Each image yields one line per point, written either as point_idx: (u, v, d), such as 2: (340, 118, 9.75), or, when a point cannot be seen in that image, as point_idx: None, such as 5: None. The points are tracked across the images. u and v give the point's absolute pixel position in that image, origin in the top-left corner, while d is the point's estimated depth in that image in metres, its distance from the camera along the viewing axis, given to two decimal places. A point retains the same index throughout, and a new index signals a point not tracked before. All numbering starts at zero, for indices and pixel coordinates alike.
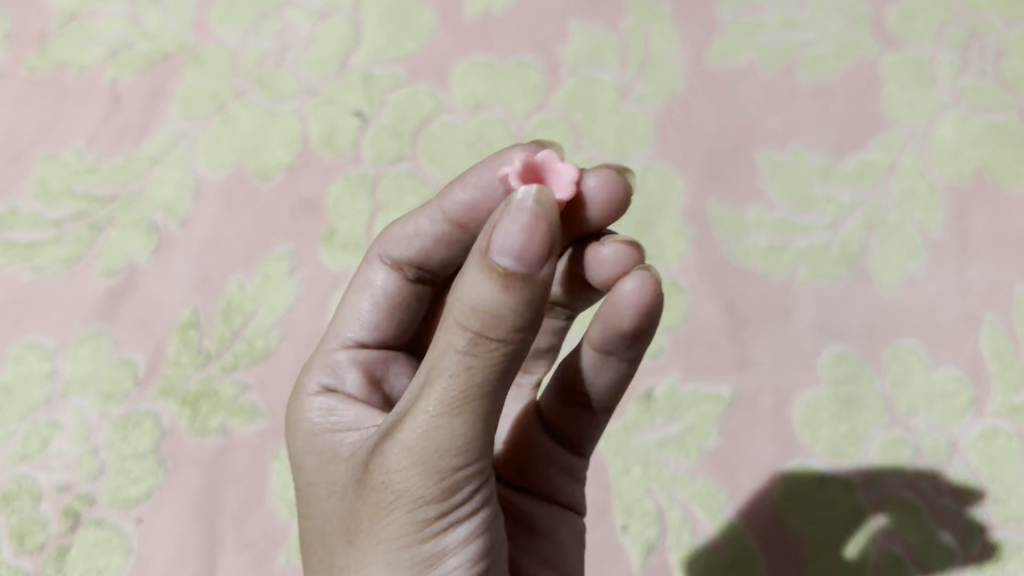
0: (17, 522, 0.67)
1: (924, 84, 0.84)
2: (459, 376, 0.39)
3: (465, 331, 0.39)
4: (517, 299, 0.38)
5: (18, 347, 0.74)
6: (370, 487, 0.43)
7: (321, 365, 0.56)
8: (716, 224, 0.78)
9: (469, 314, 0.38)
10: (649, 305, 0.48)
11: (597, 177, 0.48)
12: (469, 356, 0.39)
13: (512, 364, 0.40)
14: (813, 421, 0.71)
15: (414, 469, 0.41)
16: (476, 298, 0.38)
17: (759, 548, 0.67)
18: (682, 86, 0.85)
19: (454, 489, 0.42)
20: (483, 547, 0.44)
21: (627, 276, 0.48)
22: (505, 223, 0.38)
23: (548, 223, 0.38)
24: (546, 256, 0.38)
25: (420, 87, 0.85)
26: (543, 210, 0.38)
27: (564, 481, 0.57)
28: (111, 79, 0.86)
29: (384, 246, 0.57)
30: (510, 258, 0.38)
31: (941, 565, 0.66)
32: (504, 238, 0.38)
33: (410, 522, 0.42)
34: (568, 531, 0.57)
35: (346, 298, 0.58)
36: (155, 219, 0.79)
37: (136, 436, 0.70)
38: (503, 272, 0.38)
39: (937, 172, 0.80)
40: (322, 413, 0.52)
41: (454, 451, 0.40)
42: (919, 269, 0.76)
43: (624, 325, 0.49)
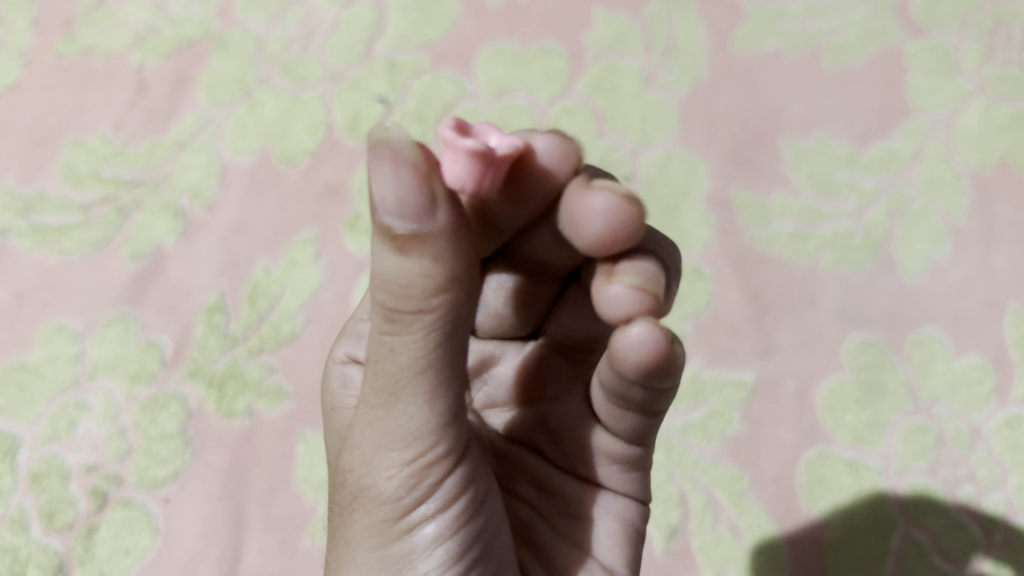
0: (46, 501, 0.68)
1: (949, 72, 0.83)
2: (387, 358, 0.39)
3: (380, 310, 0.38)
4: (416, 263, 0.36)
5: (46, 329, 0.75)
6: (338, 484, 0.44)
7: (351, 332, 0.55)
8: (740, 211, 0.78)
9: (380, 290, 0.38)
10: (657, 356, 0.43)
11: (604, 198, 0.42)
12: (388, 335, 0.38)
13: (438, 335, 0.38)
14: (836, 407, 0.71)
15: (367, 464, 0.41)
16: (382, 271, 0.37)
17: (782, 533, 0.67)
18: (706, 73, 0.85)
19: (413, 483, 0.41)
20: (466, 545, 0.43)
21: (632, 322, 0.42)
22: (373, 176, 0.36)
23: (411, 168, 0.36)
24: (422, 206, 0.36)
25: (443, 74, 0.86)
26: (406, 155, 0.36)
27: (614, 470, 0.53)
28: (137, 65, 0.87)
29: None
30: (390, 215, 0.36)
31: (964, 552, 0.66)
32: (380, 198, 0.36)
33: (374, 521, 0.42)
34: (619, 522, 0.53)
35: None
36: (181, 204, 0.80)
37: (163, 417, 0.71)
38: (389, 233, 0.36)
39: (961, 160, 0.79)
40: (341, 383, 0.53)
41: (402, 442, 0.40)
42: (943, 257, 0.76)
43: (631, 365, 0.44)
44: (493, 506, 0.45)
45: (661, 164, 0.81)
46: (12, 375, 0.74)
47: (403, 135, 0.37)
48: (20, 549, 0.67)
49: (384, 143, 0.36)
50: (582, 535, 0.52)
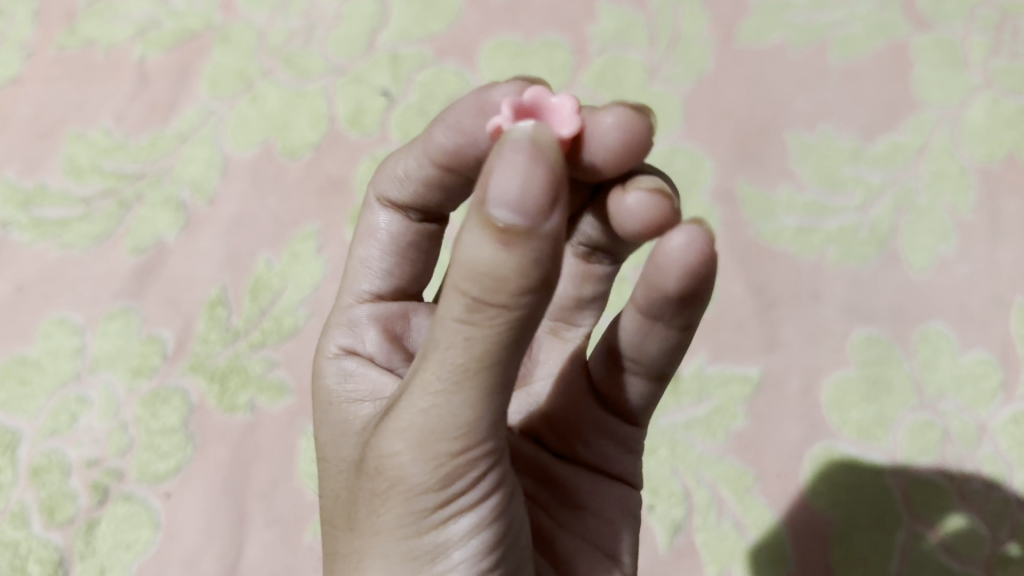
0: (47, 495, 0.68)
1: (956, 65, 0.83)
2: (458, 348, 0.36)
3: (463, 296, 0.35)
4: (516, 262, 0.34)
5: (46, 323, 0.75)
6: (368, 468, 0.41)
7: (339, 325, 0.55)
8: (746, 204, 0.78)
9: (467, 278, 0.35)
10: (700, 264, 0.43)
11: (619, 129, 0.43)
12: (465, 325, 0.36)
13: (516, 334, 0.35)
14: (842, 403, 0.70)
15: (409, 454, 0.39)
16: (474, 259, 0.34)
17: (787, 529, 0.67)
18: (712, 66, 0.84)
19: (454, 478, 0.39)
20: (496, 538, 0.42)
21: (674, 229, 0.43)
22: (501, 169, 0.34)
23: (547, 168, 0.34)
24: (549, 207, 0.34)
25: (446, 66, 0.85)
26: (546, 156, 0.34)
27: (613, 455, 0.54)
28: (139, 58, 0.87)
29: (380, 188, 0.56)
30: (508, 210, 0.33)
31: (970, 549, 0.66)
32: (501, 189, 0.33)
33: (407, 511, 0.41)
34: (618, 510, 0.53)
35: (353, 247, 0.58)
36: (183, 197, 0.79)
37: (164, 412, 0.70)
38: (500, 227, 0.33)
39: (968, 154, 0.79)
40: (339, 378, 0.51)
41: (452, 435, 0.38)
42: (949, 252, 0.75)
43: (669, 285, 0.45)
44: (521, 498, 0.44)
45: (665, 158, 0.80)
46: (12, 369, 0.73)
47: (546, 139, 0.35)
48: (21, 544, 0.67)
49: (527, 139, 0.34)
50: (583, 525, 0.51)
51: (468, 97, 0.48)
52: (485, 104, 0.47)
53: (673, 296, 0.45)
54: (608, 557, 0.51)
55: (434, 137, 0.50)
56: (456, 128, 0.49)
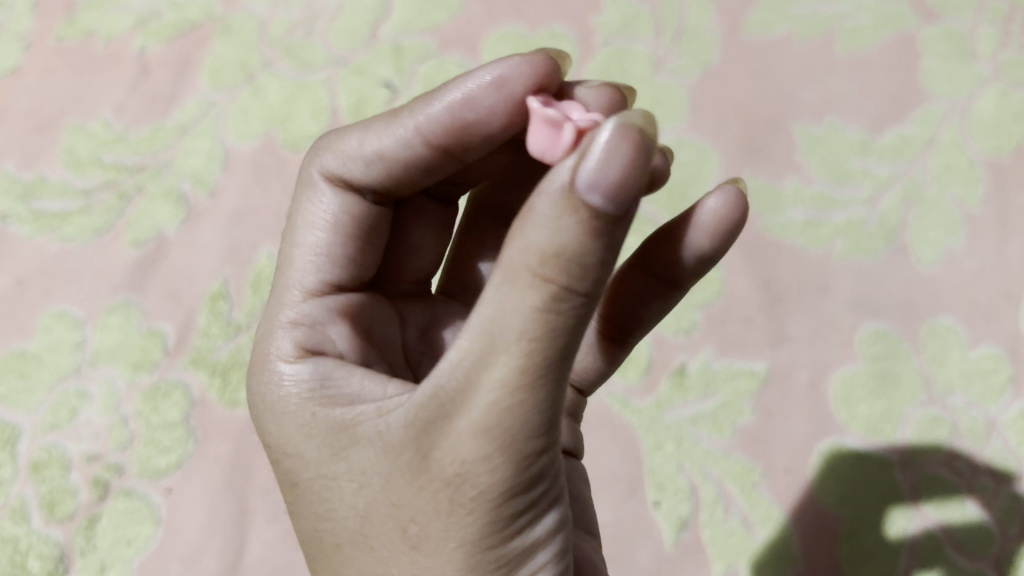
0: (47, 491, 0.67)
1: (965, 57, 0.82)
2: (542, 340, 0.35)
3: (545, 285, 0.35)
4: (600, 247, 0.34)
5: (46, 317, 0.74)
6: (435, 482, 0.39)
7: (296, 322, 0.50)
8: (753, 197, 0.77)
9: (550, 264, 0.34)
10: (732, 226, 0.48)
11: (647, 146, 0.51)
12: (549, 314, 0.35)
13: (592, 317, 0.36)
14: (849, 398, 0.69)
15: (496, 460, 0.37)
16: (562, 244, 0.34)
17: (794, 525, 0.66)
18: (717, 58, 0.83)
19: (536, 475, 0.39)
20: (563, 533, 0.42)
21: (711, 197, 0.47)
22: (591, 154, 0.34)
23: (642, 155, 0.34)
24: (640, 194, 0.34)
25: (450, 58, 0.84)
26: (646, 140, 0.34)
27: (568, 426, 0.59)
28: (139, 49, 0.86)
29: (336, 166, 0.52)
30: (602, 195, 0.33)
31: (979, 546, 0.65)
32: (601, 174, 0.33)
33: (490, 518, 0.39)
34: (584, 486, 0.57)
35: (291, 238, 0.53)
36: (184, 189, 0.78)
37: (166, 406, 0.70)
38: (594, 210, 0.34)
39: (976, 147, 0.78)
40: (313, 386, 0.46)
41: (539, 431, 0.37)
42: (958, 245, 0.75)
43: (702, 249, 0.49)
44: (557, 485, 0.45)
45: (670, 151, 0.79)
46: (12, 363, 0.73)
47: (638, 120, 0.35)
48: (21, 540, 0.66)
49: (634, 125, 0.34)
50: None
51: (479, 73, 0.47)
52: (499, 88, 0.47)
53: (701, 261, 0.49)
54: (588, 534, 0.54)
55: (432, 110, 0.49)
56: (467, 101, 0.48)
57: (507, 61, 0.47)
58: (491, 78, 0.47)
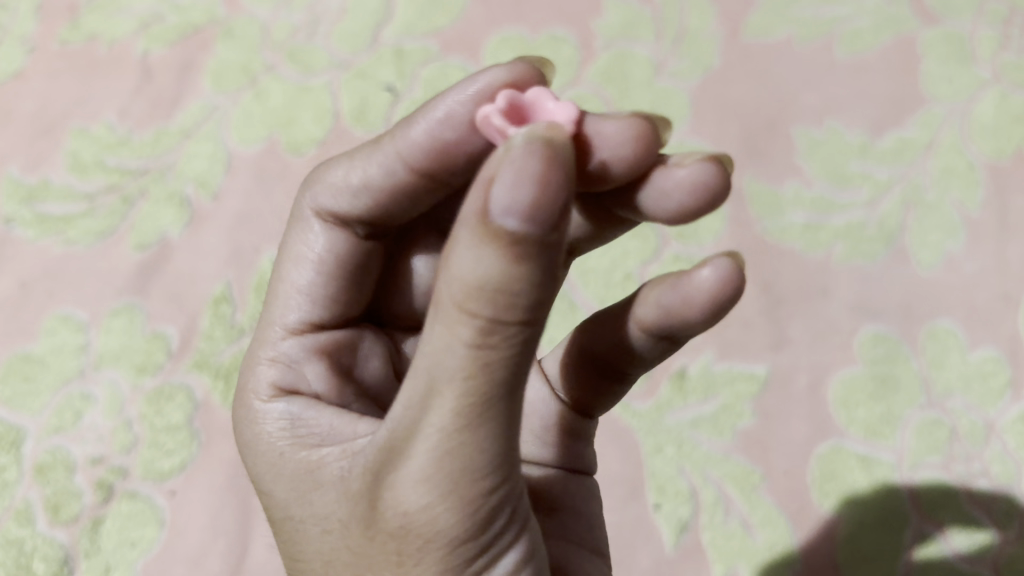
0: (51, 493, 0.68)
1: (965, 60, 0.82)
2: (476, 377, 0.35)
3: (473, 319, 0.35)
4: (528, 273, 0.33)
5: (51, 319, 0.75)
6: (385, 530, 0.39)
7: (273, 360, 0.51)
8: (753, 201, 0.77)
9: (474, 298, 0.34)
10: (724, 299, 0.47)
11: (693, 169, 0.44)
12: (480, 349, 0.35)
13: (529, 346, 0.36)
14: (849, 401, 0.70)
15: (441, 503, 0.37)
16: (482, 278, 0.34)
17: (793, 528, 0.67)
18: (718, 61, 0.84)
19: (490, 515, 0.39)
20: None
21: (706, 265, 0.47)
22: (504, 177, 0.33)
23: (560, 170, 0.33)
24: (561, 214, 0.33)
25: (451, 61, 0.85)
26: (553, 150, 0.34)
27: (576, 449, 0.57)
28: (142, 52, 0.86)
29: (321, 201, 0.52)
30: (518, 219, 0.33)
31: (978, 548, 0.66)
32: (508, 196, 0.33)
33: (444, 567, 0.39)
34: (591, 505, 0.55)
35: (281, 271, 0.54)
36: (187, 192, 0.79)
37: (169, 409, 0.70)
38: (512, 238, 0.33)
39: (976, 150, 0.78)
40: (285, 424, 0.47)
41: (484, 473, 0.37)
42: (958, 248, 0.75)
43: (689, 319, 0.48)
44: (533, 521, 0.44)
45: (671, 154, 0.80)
46: (17, 366, 0.73)
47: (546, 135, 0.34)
48: (26, 542, 0.66)
49: (538, 141, 0.34)
50: (559, 526, 0.52)
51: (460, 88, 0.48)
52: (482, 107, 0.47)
53: (689, 327, 0.48)
54: (593, 553, 0.52)
55: (411, 135, 0.49)
56: (447, 119, 0.48)
57: (494, 71, 0.47)
58: (475, 90, 0.47)
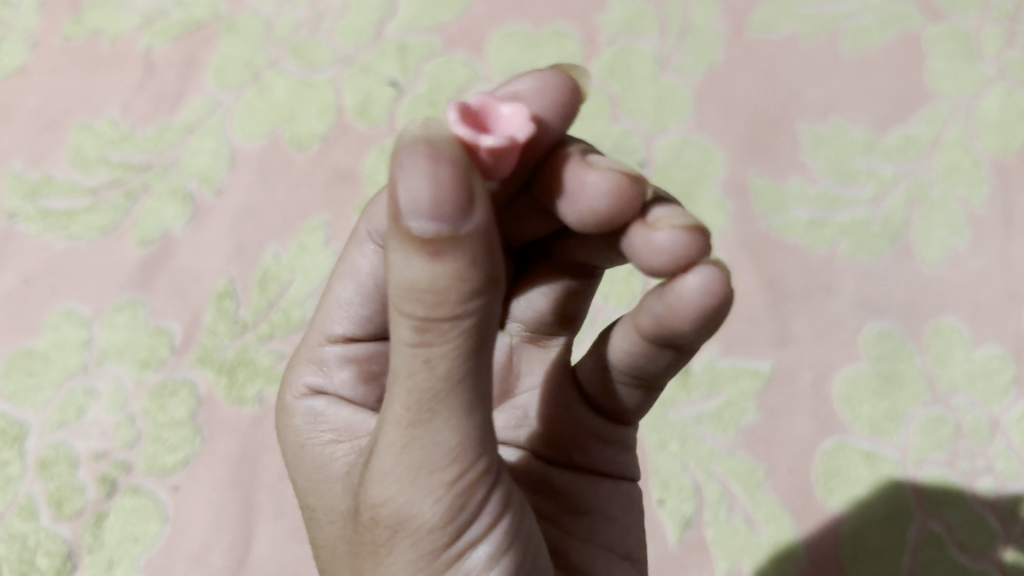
0: (55, 488, 0.68)
1: (970, 57, 0.82)
2: (421, 372, 0.35)
3: (409, 317, 0.34)
4: (451, 268, 0.33)
5: (54, 315, 0.75)
6: (362, 522, 0.39)
7: (308, 361, 0.51)
8: (757, 197, 0.77)
9: (405, 298, 0.34)
10: (713, 307, 0.42)
11: (667, 235, 0.41)
12: (421, 345, 0.34)
13: (476, 339, 0.35)
14: (854, 397, 0.70)
15: (403, 495, 0.37)
16: (407, 278, 0.33)
17: (798, 525, 0.66)
18: (722, 57, 0.83)
19: (459, 506, 0.37)
20: (514, 561, 0.40)
21: (690, 272, 0.41)
22: (404, 180, 0.33)
23: (453, 166, 0.33)
24: (466, 207, 0.33)
25: (455, 57, 0.84)
26: (446, 151, 0.33)
27: (610, 454, 0.53)
28: (145, 48, 0.86)
29: (371, 223, 0.49)
30: (424, 218, 0.32)
31: (982, 544, 0.66)
32: (408, 195, 0.32)
33: (418, 556, 0.38)
34: (625, 508, 0.53)
35: (333, 280, 0.52)
36: (190, 188, 0.79)
37: (172, 404, 0.70)
38: (422, 237, 0.32)
39: (981, 147, 0.78)
40: (308, 420, 0.48)
41: (444, 462, 0.36)
42: (963, 245, 0.75)
43: (681, 329, 0.44)
44: (527, 509, 0.42)
45: (676, 150, 0.79)
46: (20, 361, 0.73)
47: (439, 134, 0.34)
48: (29, 537, 0.66)
49: (423, 139, 0.33)
50: (589, 529, 0.51)
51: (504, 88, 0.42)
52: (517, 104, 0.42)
53: (683, 335, 0.44)
54: (622, 559, 0.51)
55: None
56: None
57: (528, 79, 0.43)
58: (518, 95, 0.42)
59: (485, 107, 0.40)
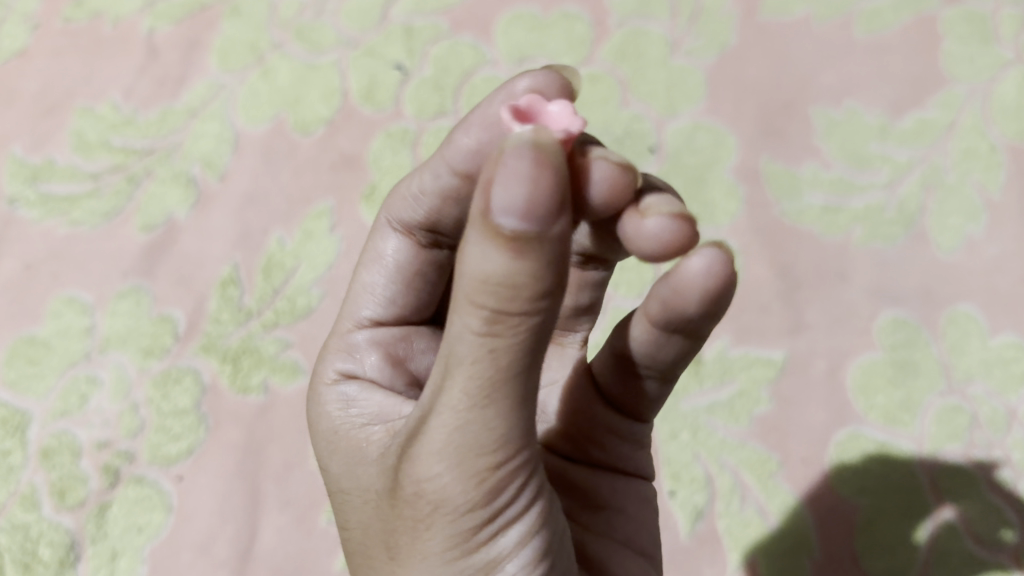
0: (57, 478, 0.67)
1: (986, 39, 0.80)
2: (483, 362, 0.34)
3: (480, 309, 0.33)
4: (529, 270, 0.32)
5: (56, 302, 0.74)
6: (403, 496, 0.38)
7: (338, 349, 0.50)
8: (770, 182, 0.76)
9: (480, 290, 0.33)
10: (719, 287, 0.42)
11: (656, 222, 0.39)
12: (489, 338, 0.33)
13: (542, 334, 0.34)
14: (868, 387, 0.68)
15: (450, 476, 0.36)
16: (484, 270, 0.32)
17: (812, 517, 0.65)
18: (735, 39, 0.82)
19: (498, 491, 0.37)
20: (545, 543, 0.39)
21: (693, 255, 0.42)
22: (502, 177, 0.31)
23: (553, 171, 0.32)
24: (558, 212, 0.32)
25: (462, 39, 0.83)
26: (548, 154, 0.32)
27: (627, 452, 0.53)
28: (147, 31, 0.85)
29: (392, 212, 0.51)
30: (514, 218, 0.31)
31: (999, 537, 0.64)
32: (503, 196, 0.31)
33: (455, 533, 0.37)
34: (641, 506, 0.52)
35: (358, 272, 0.53)
36: (193, 173, 0.78)
37: (176, 392, 0.69)
38: (509, 236, 0.31)
39: (998, 132, 0.76)
40: (341, 405, 0.46)
41: (491, 447, 0.35)
42: (979, 232, 0.73)
43: (689, 311, 0.43)
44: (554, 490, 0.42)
45: (688, 134, 0.78)
46: (21, 349, 0.72)
47: (551, 141, 0.32)
48: (31, 527, 0.66)
49: (531, 141, 0.32)
50: (605, 524, 0.50)
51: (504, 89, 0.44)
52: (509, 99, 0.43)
53: (692, 317, 0.44)
54: (639, 556, 0.50)
55: (456, 142, 0.47)
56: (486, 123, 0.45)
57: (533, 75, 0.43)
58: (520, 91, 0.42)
59: (533, 105, 0.39)
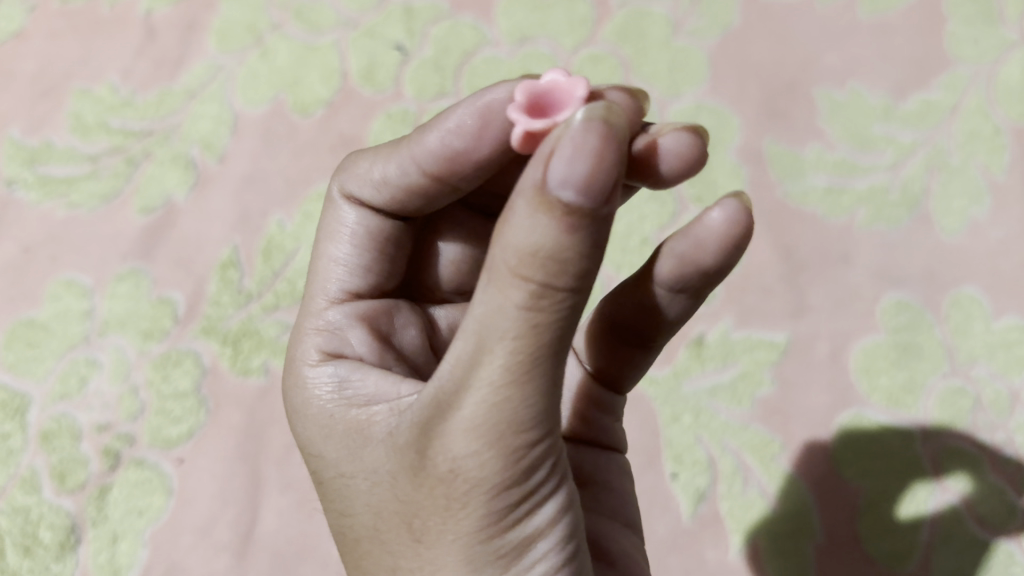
0: (57, 461, 0.66)
1: (990, 20, 0.79)
2: (524, 337, 0.34)
3: (525, 283, 0.34)
4: (580, 243, 0.33)
5: (55, 285, 0.73)
6: (431, 477, 0.38)
7: (316, 331, 0.49)
8: (773, 164, 0.75)
9: (528, 263, 0.33)
10: (737, 238, 0.45)
11: (672, 137, 0.43)
12: (531, 312, 0.34)
13: (581, 309, 0.35)
14: (871, 369, 0.68)
15: (487, 454, 0.36)
16: (536, 242, 0.33)
17: (815, 499, 0.65)
18: (738, 20, 0.81)
19: (532, 467, 0.37)
20: (571, 520, 0.40)
21: (713, 208, 0.45)
22: (561, 151, 0.33)
23: (615, 147, 0.33)
24: (613, 187, 0.33)
25: (463, 20, 0.82)
26: (613, 130, 0.33)
27: (603, 425, 0.54)
28: (145, 11, 0.84)
29: (352, 190, 0.52)
30: (573, 190, 0.32)
31: (1000, 519, 0.64)
32: (563, 169, 0.32)
33: (490, 510, 0.38)
34: (622, 478, 0.53)
35: (319, 250, 0.53)
36: (192, 154, 0.77)
37: (176, 375, 0.69)
38: (566, 208, 0.32)
39: (1002, 114, 0.76)
40: (333, 387, 0.46)
41: (529, 423, 0.36)
42: (983, 214, 0.73)
43: (706, 264, 0.45)
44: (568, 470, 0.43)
45: (690, 115, 0.78)
46: (20, 332, 0.72)
47: (618, 119, 0.34)
48: (32, 510, 0.65)
49: (599, 118, 0.33)
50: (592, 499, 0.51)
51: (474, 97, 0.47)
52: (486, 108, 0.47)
53: (707, 272, 0.46)
54: (627, 527, 0.51)
55: (425, 142, 0.49)
56: (457, 129, 0.48)
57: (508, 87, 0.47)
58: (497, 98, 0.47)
59: (530, 91, 0.41)
